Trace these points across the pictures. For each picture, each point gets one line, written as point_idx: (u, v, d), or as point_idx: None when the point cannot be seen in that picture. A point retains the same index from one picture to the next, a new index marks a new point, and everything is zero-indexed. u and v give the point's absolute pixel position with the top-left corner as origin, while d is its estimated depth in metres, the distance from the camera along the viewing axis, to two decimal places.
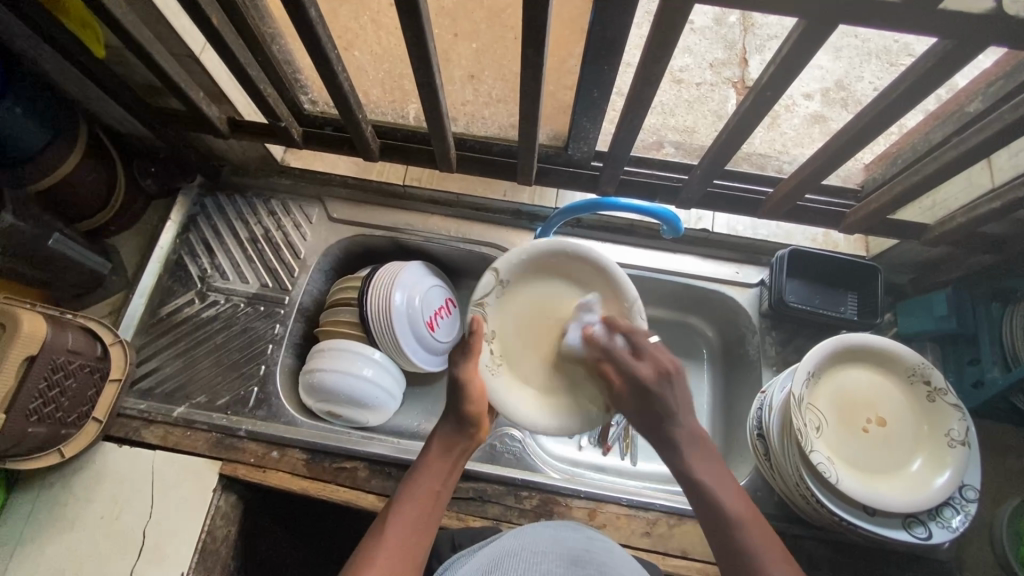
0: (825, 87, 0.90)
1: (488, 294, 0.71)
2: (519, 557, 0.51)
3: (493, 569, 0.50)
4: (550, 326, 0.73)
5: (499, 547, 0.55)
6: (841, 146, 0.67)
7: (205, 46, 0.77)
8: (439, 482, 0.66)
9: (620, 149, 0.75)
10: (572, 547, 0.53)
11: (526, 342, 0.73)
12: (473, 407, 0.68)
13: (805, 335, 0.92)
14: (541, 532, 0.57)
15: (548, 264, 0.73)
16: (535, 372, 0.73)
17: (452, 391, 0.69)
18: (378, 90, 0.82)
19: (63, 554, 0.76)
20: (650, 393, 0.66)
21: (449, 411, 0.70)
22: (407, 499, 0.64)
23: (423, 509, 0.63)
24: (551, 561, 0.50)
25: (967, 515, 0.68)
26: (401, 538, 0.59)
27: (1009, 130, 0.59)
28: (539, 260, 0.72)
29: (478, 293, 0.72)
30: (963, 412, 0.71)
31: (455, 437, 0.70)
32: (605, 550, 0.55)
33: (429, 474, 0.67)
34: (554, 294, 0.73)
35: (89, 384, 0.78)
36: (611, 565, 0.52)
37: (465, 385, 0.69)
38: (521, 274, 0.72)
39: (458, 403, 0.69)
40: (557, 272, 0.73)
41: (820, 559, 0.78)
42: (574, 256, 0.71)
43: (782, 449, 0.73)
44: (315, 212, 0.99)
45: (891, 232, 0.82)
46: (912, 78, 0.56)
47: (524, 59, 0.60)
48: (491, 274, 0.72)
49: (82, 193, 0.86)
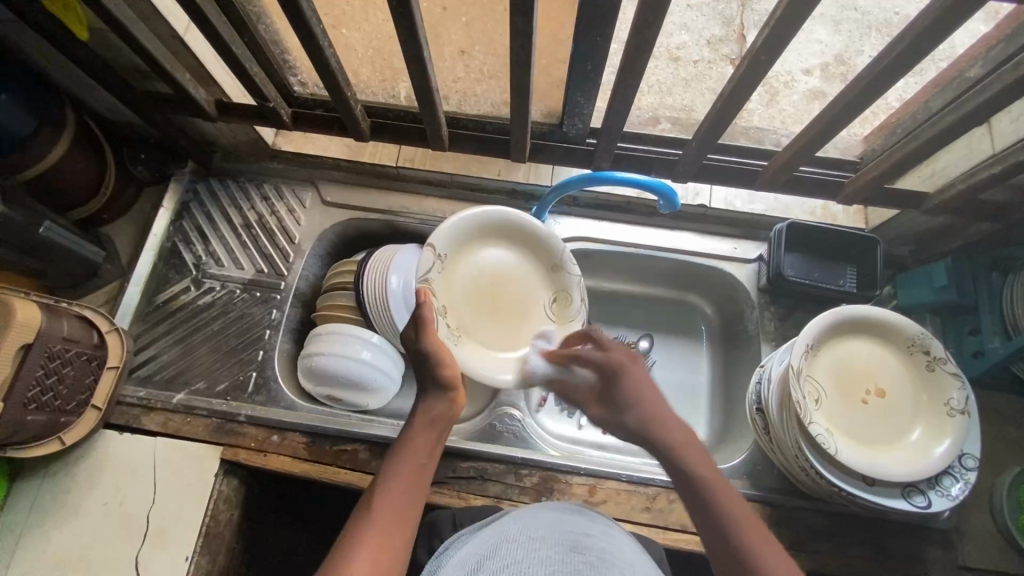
0: (825, 61, 0.85)
1: (431, 268, 0.73)
2: (518, 543, 0.50)
3: (491, 555, 0.49)
4: (493, 287, 0.78)
5: (499, 532, 0.54)
6: (838, 114, 0.66)
7: (190, 25, 0.75)
8: (426, 454, 0.59)
9: (615, 123, 0.74)
10: (571, 532, 0.52)
11: (474, 305, 0.77)
12: (449, 371, 0.65)
13: (804, 308, 0.91)
14: (541, 516, 0.56)
15: (484, 234, 0.78)
16: (492, 330, 0.77)
17: (423, 368, 0.66)
18: (368, 69, 0.80)
19: (69, 540, 0.77)
20: (618, 374, 0.66)
21: (423, 382, 0.66)
22: (391, 472, 0.56)
23: (411, 484, 0.56)
24: (550, 547, 0.49)
25: (967, 483, 0.67)
26: (388, 522, 0.52)
27: (1009, 90, 0.59)
28: (476, 226, 0.77)
29: (420, 273, 0.73)
30: (962, 381, 0.71)
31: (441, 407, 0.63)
32: (607, 535, 0.54)
33: (415, 446, 0.59)
34: (496, 259, 0.79)
35: (87, 371, 0.78)
36: (610, 551, 0.51)
37: (435, 354, 0.66)
38: (455, 245, 0.75)
39: (433, 375, 0.65)
40: (492, 234, 0.78)
41: (820, 530, 0.79)
42: (502, 221, 0.78)
43: (780, 421, 0.72)
44: (309, 196, 0.98)
45: (891, 202, 0.81)
46: (910, 38, 0.55)
47: (514, 27, 0.58)
48: (429, 250, 0.73)
49: (72, 180, 0.85)
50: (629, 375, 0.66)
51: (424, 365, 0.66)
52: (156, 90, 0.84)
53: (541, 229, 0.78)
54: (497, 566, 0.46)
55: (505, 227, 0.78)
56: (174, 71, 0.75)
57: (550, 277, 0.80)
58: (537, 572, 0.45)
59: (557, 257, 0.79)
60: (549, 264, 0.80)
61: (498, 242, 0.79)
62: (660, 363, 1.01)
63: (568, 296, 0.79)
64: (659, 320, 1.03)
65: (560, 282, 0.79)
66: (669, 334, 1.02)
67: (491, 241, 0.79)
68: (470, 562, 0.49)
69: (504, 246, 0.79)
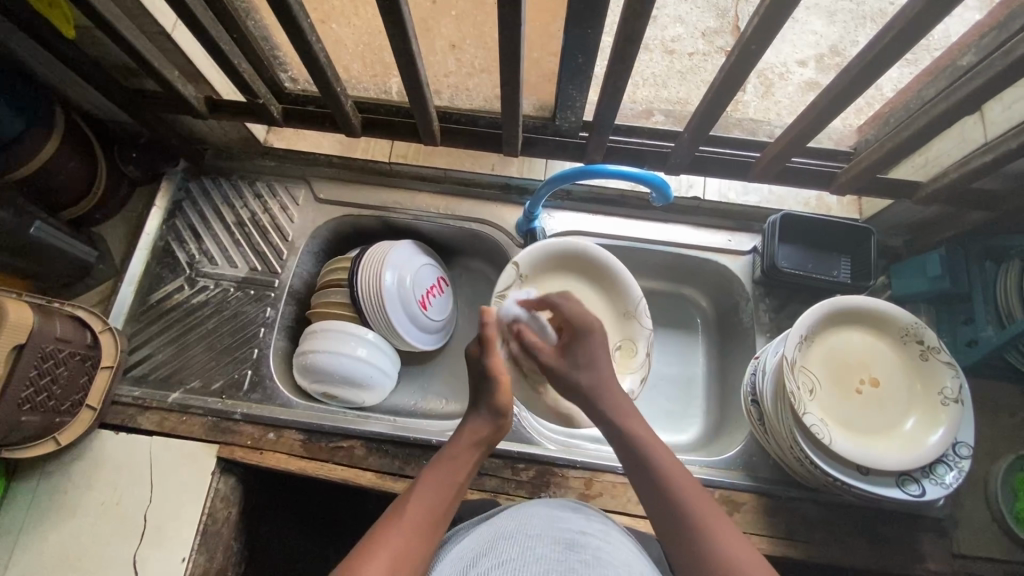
0: (819, 53, 0.84)
1: (510, 285, 0.85)
2: (513, 539, 0.50)
3: (487, 552, 0.49)
4: None
5: (495, 529, 0.54)
6: (830, 103, 0.66)
7: (178, 22, 0.74)
8: (462, 472, 0.63)
9: (607, 116, 0.74)
10: (567, 530, 0.52)
11: None
12: (505, 397, 0.68)
13: (799, 300, 0.91)
14: (538, 513, 0.56)
15: (569, 266, 0.89)
16: None
17: (479, 384, 0.70)
18: (359, 64, 0.79)
19: (65, 541, 0.77)
20: (586, 336, 0.73)
21: (478, 400, 0.69)
22: (428, 482, 0.60)
23: (446, 495, 0.59)
24: (545, 545, 0.49)
25: (961, 471, 0.67)
26: (419, 523, 0.55)
27: (1001, 76, 0.59)
28: (554, 258, 0.88)
29: (501, 286, 0.85)
30: (957, 369, 0.70)
31: (486, 428, 0.67)
32: (604, 535, 0.55)
33: (455, 461, 0.63)
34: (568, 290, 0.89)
35: (82, 371, 0.78)
36: (606, 550, 0.51)
37: (496, 377, 0.69)
38: (537, 270, 0.88)
39: (489, 395, 0.68)
40: (573, 269, 0.89)
41: (814, 520, 0.79)
42: (579, 257, 0.88)
43: (776, 413, 0.72)
44: (302, 193, 0.98)
45: (885, 191, 0.81)
46: (901, 26, 0.54)
47: (503, 19, 0.57)
48: (513, 267, 0.86)
49: (63, 180, 0.84)
50: (592, 341, 0.73)
51: (479, 380, 0.70)
52: (145, 88, 0.84)
53: (619, 274, 0.87)
54: (492, 563, 0.46)
55: (584, 265, 0.88)
56: (163, 69, 0.74)
57: (622, 322, 0.87)
58: (532, 571, 0.45)
59: (630, 306, 0.87)
60: (623, 311, 0.88)
61: (573, 275, 0.89)
62: (656, 356, 1.01)
63: (634, 346, 0.86)
64: (655, 314, 1.03)
65: (630, 329, 0.87)
66: (665, 329, 1.02)
67: (569, 276, 0.90)
68: (466, 559, 0.50)
69: (577, 279, 0.89)
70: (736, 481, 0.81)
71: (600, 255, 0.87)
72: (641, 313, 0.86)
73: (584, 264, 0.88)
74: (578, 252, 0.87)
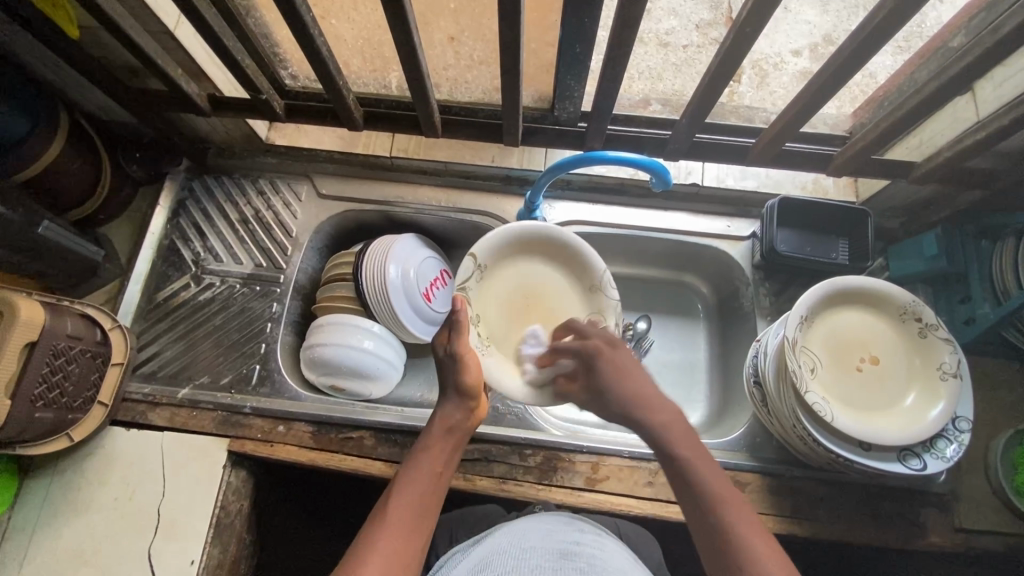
0: (813, 42, 0.86)
1: (469, 277, 0.82)
2: (508, 554, 0.51)
3: (483, 568, 0.50)
4: (526, 305, 0.86)
5: (489, 546, 0.55)
6: (825, 85, 0.67)
7: (180, 19, 0.75)
8: (441, 461, 0.64)
9: (605, 105, 0.75)
10: (562, 541, 0.53)
11: (508, 318, 0.85)
12: (471, 381, 0.70)
13: (799, 283, 0.92)
14: (531, 527, 0.57)
15: (521, 248, 0.86)
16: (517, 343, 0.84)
17: (447, 371, 0.72)
18: (358, 58, 0.80)
19: (79, 537, 0.78)
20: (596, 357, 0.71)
21: (446, 388, 0.71)
22: (409, 476, 0.61)
23: (427, 487, 0.60)
24: (541, 556, 0.50)
25: (962, 445, 0.69)
26: (406, 519, 0.56)
27: (992, 53, 0.60)
28: (510, 244, 0.85)
29: (460, 280, 0.82)
30: (955, 345, 0.72)
31: (455, 416, 0.69)
32: (597, 543, 0.56)
33: (432, 453, 0.65)
34: (528, 275, 0.87)
35: (92, 368, 0.79)
36: (600, 557, 0.52)
37: (460, 360, 0.71)
38: (494, 258, 0.84)
39: (456, 379, 0.71)
40: (528, 250, 0.86)
41: (819, 498, 0.80)
42: (535, 239, 0.85)
43: (778, 393, 0.74)
44: (305, 189, 0.99)
45: (881, 172, 0.81)
46: (893, 4, 0.55)
47: (501, 10, 0.58)
48: (470, 259, 0.82)
49: (67, 181, 0.85)
50: (608, 356, 0.71)
51: (448, 366, 0.72)
52: (149, 87, 0.85)
53: (579, 247, 0.84)
54: None
55: (539, 245, 0.86)
56: (165, 67, 0.75)
57: (588, 299, 0.85)
58: None
59: (596, 280, 0.84)
60: (589, 287, 0.85)
61: (530, 257, 0.87)
62: (660, 343, 1.02)
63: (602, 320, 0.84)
64: (657, 302, 1.05)
65: (597, 304, 0.85)
66: (667, 316, 1.04)
67: (526, 259, 0.87)
68: None
69: (535, 261, 0.87)
70: (741, 462, 0.82)
71: (560, 235, 0.84)
72: (606, 286, 0.84)
73: (544, 245, 0.86)
74: (532, 233, 0.84)
